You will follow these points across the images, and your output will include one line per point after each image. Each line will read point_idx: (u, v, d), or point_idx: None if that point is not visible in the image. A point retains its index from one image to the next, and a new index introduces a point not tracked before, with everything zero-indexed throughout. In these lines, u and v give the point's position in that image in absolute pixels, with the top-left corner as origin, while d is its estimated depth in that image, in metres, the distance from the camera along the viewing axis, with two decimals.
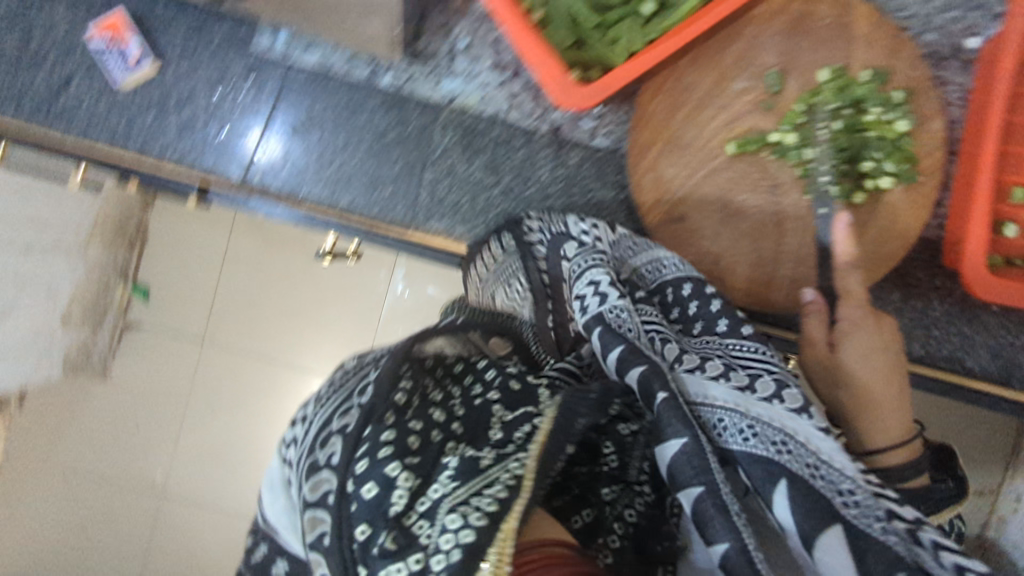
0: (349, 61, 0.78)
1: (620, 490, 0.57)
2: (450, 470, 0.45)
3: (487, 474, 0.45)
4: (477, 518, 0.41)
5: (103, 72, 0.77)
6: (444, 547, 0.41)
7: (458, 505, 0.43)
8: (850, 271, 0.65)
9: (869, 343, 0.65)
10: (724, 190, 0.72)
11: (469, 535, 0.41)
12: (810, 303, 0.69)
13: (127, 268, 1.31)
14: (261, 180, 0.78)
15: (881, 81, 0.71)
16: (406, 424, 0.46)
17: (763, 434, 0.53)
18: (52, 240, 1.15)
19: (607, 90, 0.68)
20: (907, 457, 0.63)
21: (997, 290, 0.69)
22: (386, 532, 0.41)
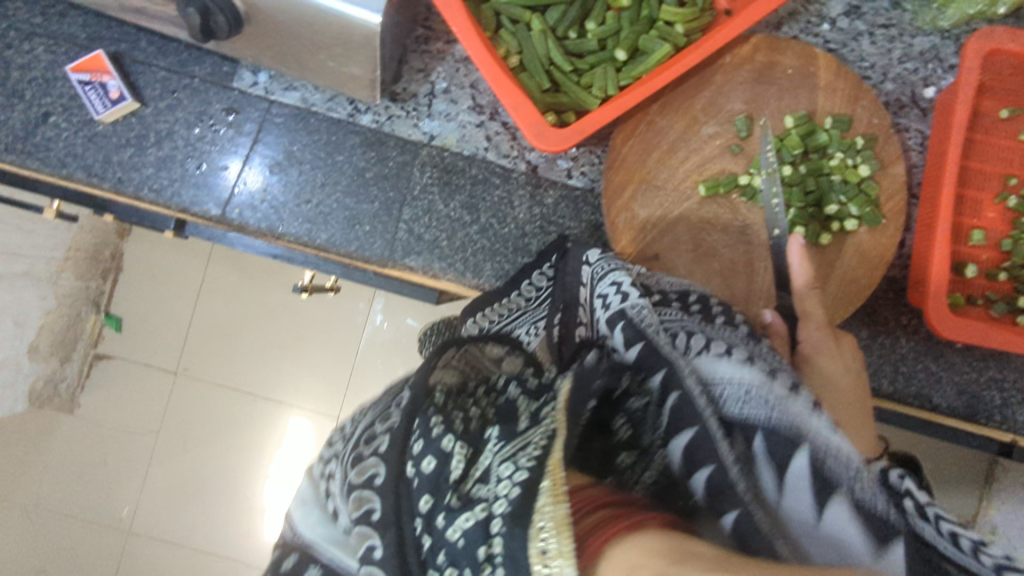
0: (330, 101, 0.80)
1: (636, 457, 0.49)
2: (495, 437, 0.44)
3: (525, 434, 0.42)
4: (527, 460, 0.39)
5: (82, 107, 0.77)
6: (502, 492, 0.38)
7: (510, 455, 0.40)
8: (809, 289, 0.68)
9: (829, 364, 0.68)
10: (695, 229, 0.74)
11: (522, 474, 0.38)
12: (770, 324, 0.70)
13: (107, 299, 1.41)
14: (239, 216, 0.78)
15: (843, 127, 0.74)
16: (450, 411, 0.46)
17: (788, 414, 0.51)
18: (26, 269, 1.26)
19: (581, 133, 0.70)
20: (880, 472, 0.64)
21: (959, 330, 0.71)
22: (446, 497, 0.40)
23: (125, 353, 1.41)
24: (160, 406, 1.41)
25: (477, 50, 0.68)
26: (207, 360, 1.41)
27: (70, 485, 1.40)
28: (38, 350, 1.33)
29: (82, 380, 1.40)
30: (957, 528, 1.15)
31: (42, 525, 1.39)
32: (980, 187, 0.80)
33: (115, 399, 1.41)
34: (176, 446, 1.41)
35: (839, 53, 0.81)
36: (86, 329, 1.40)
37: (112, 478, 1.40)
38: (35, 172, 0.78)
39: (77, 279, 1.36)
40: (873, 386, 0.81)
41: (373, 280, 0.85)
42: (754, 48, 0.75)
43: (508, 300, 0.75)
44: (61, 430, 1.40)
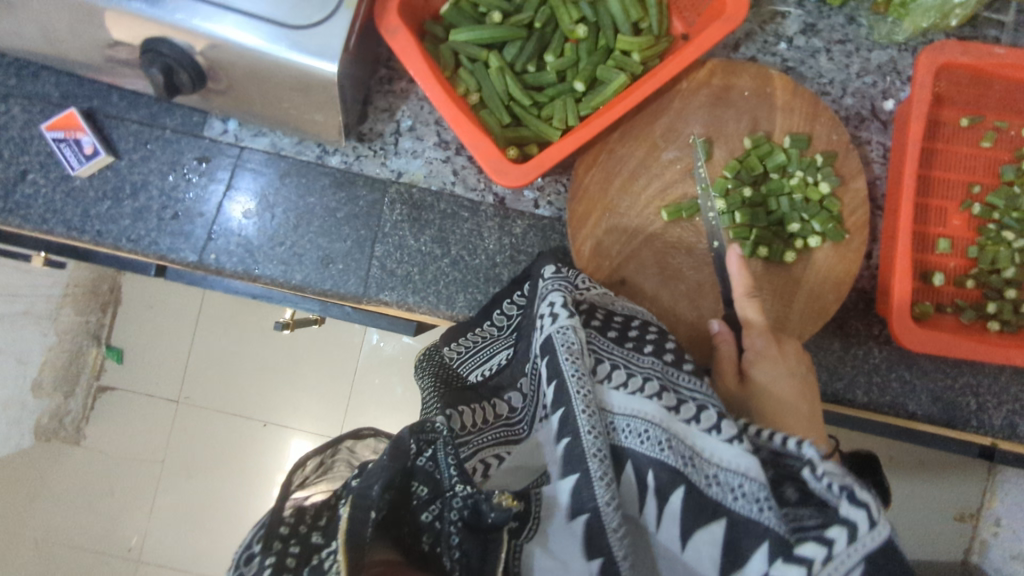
0: (299, 145, 0.82)
1: (439, 506, 0.52)
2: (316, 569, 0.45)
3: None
4: None
5: (59, 164, 0.80)
6: None
7: None
8: (746, 299, 0.69)
9: (771, 368, 0.68)
10: (659, 252, 0.76)
11: None
12: (718, 333, 0.72)
13: (108, 332, 1.43)
14: (216, 261, 0.80)
15: (802, 147, 0.75)
16: (287, 550, 0.46)
17: (675, 450, 0.57)
18: (26, 308, 1.35)
19: (541, 167, 0.71)
20: None
21: (925, 341, 0.71)
22: None
23: (125, 385, 1.43)
24: (164, 437, 1.43)
25: (433, 92, 0.69)
26: (205, 389, 1.43)
27: (77, 519, 1.43)
28: (42, 387, 1.40)
29: (86, 414, 1.43)
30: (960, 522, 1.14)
31: (53, 559, 1.42)
32: (944, 196, 0.81)
33: (118, 431, 1.43)
34: (179, 476, 1.43)
35: (797, 71, 0.82)
36: (88, 361, 1.42)
37: (118, 510, 1.42)
38: (17, 228, 0.80)
39: (78, 313, 1.41)
40: (849, 397, 0.81)
41: (353, 315, 0.87)
42: (709, 72, 0.77)
43: (480, 330, 0.78)
44: (68, 463, 1.43)
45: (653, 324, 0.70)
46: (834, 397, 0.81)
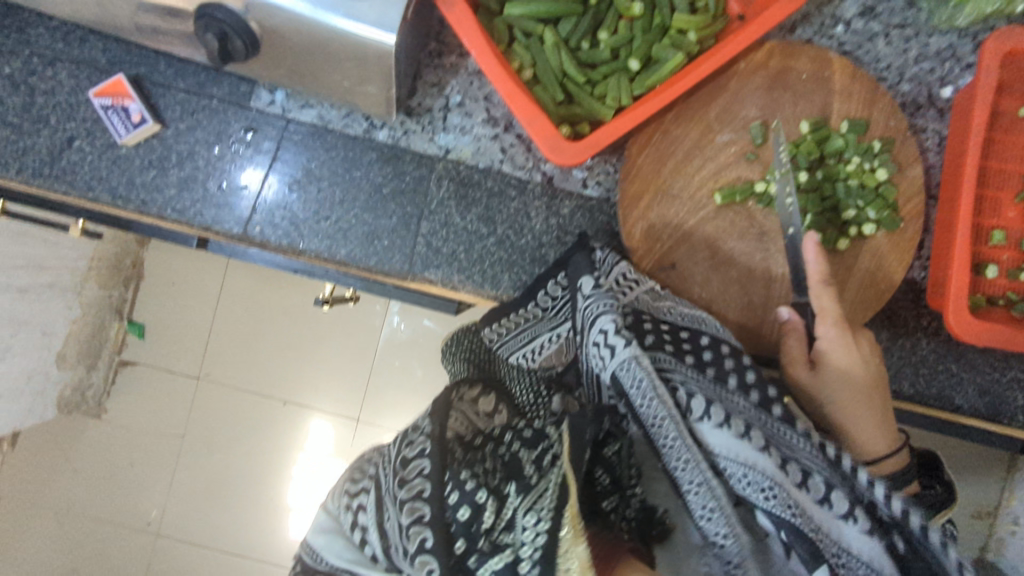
0: (346, 118, 0.81)
1: (618, 500, 0.56)
2: (513, 490, 0.51)
3: (539, 486, 0.50)
4: (546, 511, 0.47)
5: (105, 131, 0.79)
6: (528, 538, 0.47)
7: (534, 505, 0.49)
8: (821, 286, 0.68)
9: (845, 355, 0.68)
10: (709, 236, 0.75)
11: (545, 523, 0.47)
12: (786, 321, 0.72)
13: (130, 307, 1.45)
14: (261, 233, 0.80)
15: (859, 131, 0.74)
16: (472, 471, 0.53)
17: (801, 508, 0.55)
18: (52, 280, 1.25)
19: (595, 146, 0.71)
20: (896, 467, 0.68)
21: (978, 334, 0.70)
22: (479, 542, 0.49)
23: (147, 359, 1.44)
24: (184, 412, 1.44)
25: (491, 64, 0.68)
26: (226, 365, 1.44)
27: (96, 492, 1.43)
28: (66, 359, 1.35)
29: (109, 386, 1.44)
30: (976, 519, 1.15)
31: (69, 530, 1.42)
32: (1000, 187, 0.79)
33: (139, 405, 1.44)
34: (201, 451, 1.44)
35: (855, 55, 0.80)
36: (111, 336, 1.43)
37: (138, 483, 1.43)
38: (62, 195, 0.79)
39: (102, 288, 1.39)
40: (894, 389, 0.80)
41: (393, 292, 0.87)
42: (768, 53, 0.75)
43: (526, 311, 0.77)
44: (89, 435, 1.43)
45: (723, 342, 0.68)
46: None
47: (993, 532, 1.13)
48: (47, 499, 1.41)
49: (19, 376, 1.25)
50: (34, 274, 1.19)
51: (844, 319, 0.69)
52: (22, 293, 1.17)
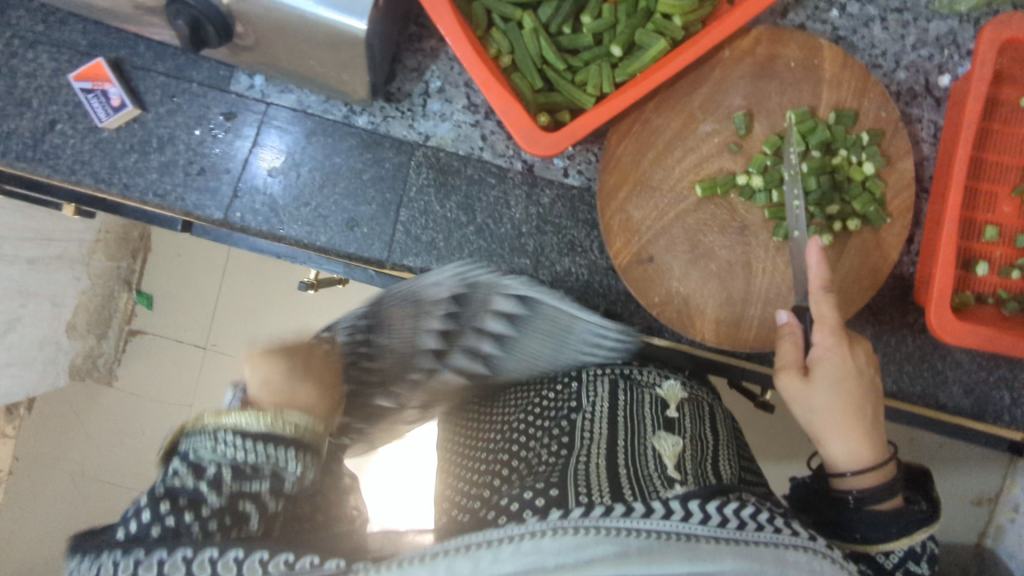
0: (325, 103, 0.81)
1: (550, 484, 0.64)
2: (186, 473, 0.54)
3: (212, 437, 0.53)
4: (206, 456, 0.53)
5: (87, 115, 0.79)
6: (229, 453, 0.53)
7: (225, 451, 0.53)
8: (823, 294, 0.64)
9: (840, 365, 0.64)
10: (690, 228, 0.73)
11: (234, 441, 0.53)
12: (785, 323, 0.69)
13: (138, 278, 1.47)
14: (241, 219, 0.80)
15: (848, 123, 0.72)
16: (165, 497, 0.53)
17: (688, 546, 0.49)
18: (60, 252, 1.27)
19: (573, 136, 0.70)
20: (877, 478, 0.64)
21: (960, 335, 0.69)
22: (197, 495, 0.53)
23: (156, 329, 1.46)
24: (192, 381, 1.46)
25: (468, 54, 0.67)
26: (231, 336, 1.46)
27: (108, 457, 1.47)
28: (76, 329, 1.39)
29: (119, 355, 1.47)
30: (977, 505, 1.16)
31: (85, 492, 1.46)
32: (996, 179, 0.76)
33: (148, 373, 1.47)
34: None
35: (849, 41, 0.77)
36: (121, 306, 1.45)
37: (147, 449, 1.46)
38: (45, 178, 0.80)
39: (110, 259, 1.41)
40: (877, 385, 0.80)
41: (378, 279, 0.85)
42: (755, 40, 0.73)
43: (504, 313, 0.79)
44: (101, 402, 1.47)
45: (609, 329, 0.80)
46: None
47: (992, 518, 1.15)
48: (63, 462, 1.47)
49: (31, 345, 1.29)
50: (42, 246, 1.21)
51: (844, 329, 0.65)
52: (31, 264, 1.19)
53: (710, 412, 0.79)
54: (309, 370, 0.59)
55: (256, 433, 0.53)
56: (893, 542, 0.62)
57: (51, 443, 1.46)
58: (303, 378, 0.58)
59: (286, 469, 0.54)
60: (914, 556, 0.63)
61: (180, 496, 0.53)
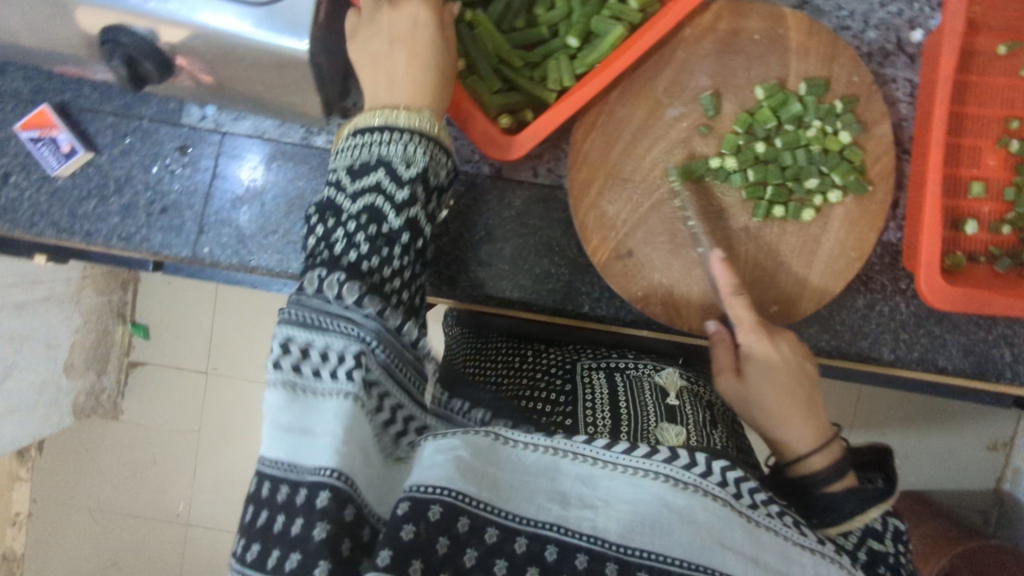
0: (282, 127, 0.79)
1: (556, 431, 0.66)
2: (350, 187, 0.61)
3: (377, 170, 0.61)
4: (358, 149, 0.62)
5: (38, 165, 0.77)
6: (400, 157, 0.61)
7: (390, 134, 0.61)
8: (735, 297, 0.67)
9: (768, 356, 0.68)
10: (668, 216, 0.71)
11: (411, 149, 0.61)
12: (714, 333, 0.71)
13: (132, 309, 1.38)
14: (210, 254, 0.78)
15: (819, 92, 0.69)
16: (333, 246, 0.58)
17: (702, 501, 0.53)
18: (47, 292, 1.20)
19: (536, 137, 0.67)
20: (828, 459, 0.66)
21: (954, 302, 0.67)
22: (366, 236, 0.59)
23: (156, 358, 1.38)
24: (198, 407, 1.39)
25: (458, 93, 0.68)
26: (232, 355, 1.37)
27: (123, 490, 1.43)
28: (76, 367, 1.30)
29: (121, 388, 1.40)
30: (993, 450, 1.17)
31: (106, 525, 1.44)
32: (979, 133, 0.74)
33: (153, 403, 1.40)
34: (217, 444, 1.39)
35: (813, 6, 0.75)
36: (117, 338, 1.37)
37: (162, 478, 1.42)
38: (6, 233, 0.78)
39: (99, 293, 1.33)
40: (873, 355, 0.78)
41: None
42: (716, 16, 0.70)
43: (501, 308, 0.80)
44: (109, 434, 1.42)
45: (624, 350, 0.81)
46: (857, 355, 0.78)
47: (1009, 461, 1.16)
48: (80, 498, 1.44)
49: (31, 390, 1.22)
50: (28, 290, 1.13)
51: (764, 325, 0.68)
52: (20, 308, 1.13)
53: (711, 405, 0.78)
54: (394, 84, 0.65)
55: (386, 127, 0.62)
56: (853, 522, 0.62)
57: (66, 480, 1.44)
58: (395, 90, 0.65)
59: (407, 175, 0.61)
60: (874, 533, 0.63)
61: (327, 209, 0.61)
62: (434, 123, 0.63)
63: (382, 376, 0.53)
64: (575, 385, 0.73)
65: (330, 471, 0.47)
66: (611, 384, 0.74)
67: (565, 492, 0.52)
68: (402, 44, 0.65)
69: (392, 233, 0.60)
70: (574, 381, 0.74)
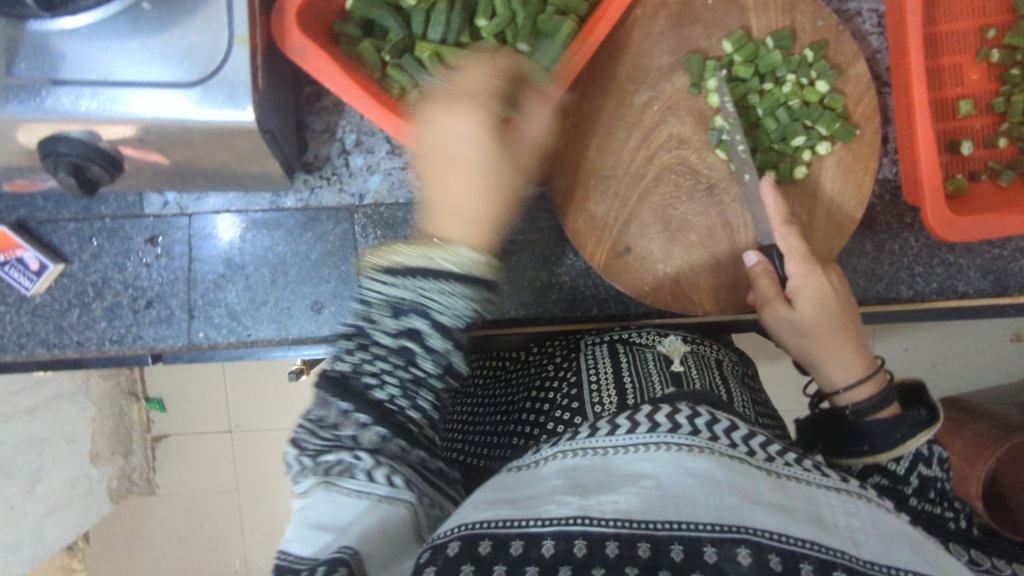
0: (248, 197, 0.76)
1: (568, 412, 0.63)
2: (388, 334, 0.51)
3: (413, 315, 0.51)
4: (392, 286, 0.51)
5: (11, 288, 0.75)
6: (445, 310, 0.51)
7: (433, 283, 0.51)
8: (784, 227, 0.64)
9: (819, 288, 0.63)
10: (657, 205, 0.69)
11: (455, 317, 0.52)
12: (756, 265, 0.66)
13: (143, 385, 1.25)
14: (207, 337, 0.76)
15: (787, 44, 0.66)
16: (376, 394, 0.51)
17: (719, 461, 0.45)
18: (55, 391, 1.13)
19: None
20: (873, 389, 0.62)
21: (968, 232, 0.64)
22: (417, 396, 0.52)
23: (177, 429, 1.26)
24: (230, 467, 1.26)
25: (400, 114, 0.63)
26: (252, 412, 1.24)
27: (173, 567, 1.31)
28: (101, 456, 1.23)
29: (151, 465, 1.27)
30: None
31: None
32: (956, 49, 0.71)
33: (184, 473, 1.27)
34: (278, 490, 1.27)
35: None
36: (135, 418, 1.25)
37: (210, 545, 1.29)
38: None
39: (108, 378, 1.23)
40: (893, 296, 0.76)
41: None
42: None
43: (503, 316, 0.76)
44: (145, 513, 1.29)
45: (623, 326, 0.76)
46: (877, 299, 0.76)
47: None
48: None
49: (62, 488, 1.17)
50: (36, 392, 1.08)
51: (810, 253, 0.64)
52: None
53: (717, 364, 0.71)
54: (448, 216, 0.55)
55: (427, 271, 0.51)
56: (906, 447, 0.58)
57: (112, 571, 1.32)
58: (448, 211, 0.56)
59: (449, 325, 0.52)
60: (923, 458, 0.60)
61: (359, 341, 0.52)
62: (486, 263, 0.53)
63: (409, 471, 0.52)
64: (579, 373, 0.67)
65: (344, 549, 0.44)
66: (614, 358, 0.68)
67: (583, 482, 0.45)
68: (466, 170, 0.57)
69: (431, 383, 0.53)
70: (576, 368, 0.68)
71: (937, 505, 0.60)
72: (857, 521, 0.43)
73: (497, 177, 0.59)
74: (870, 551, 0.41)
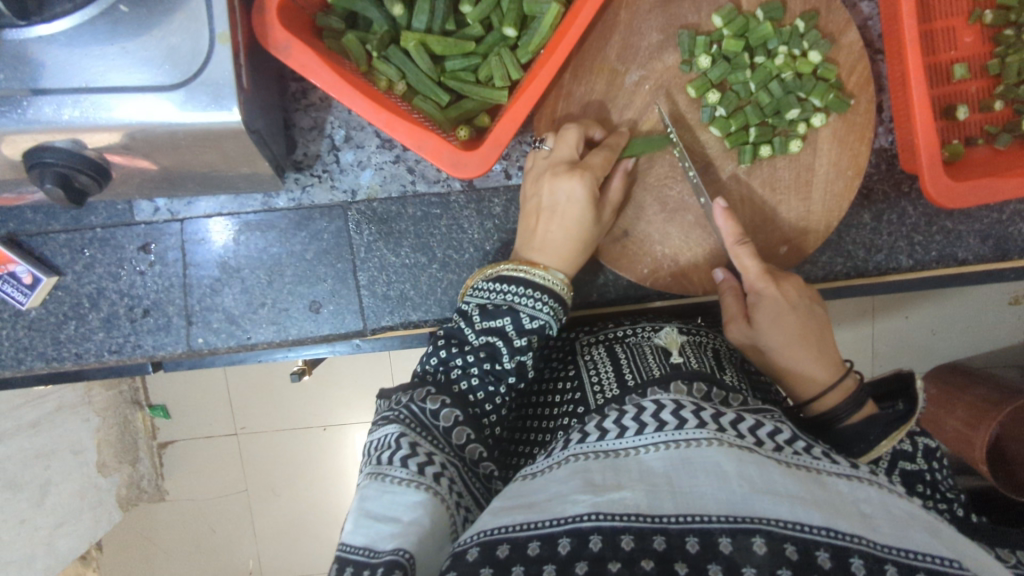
0: (239, 199, 0.75)
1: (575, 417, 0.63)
2: (478, 329, 0.60)
3: (504, 317, 0.59)
4: (490, 292, 0.61)
5: (6, 303, 0.74)
6: (531, 318, 0.60)
7: (525, 291, 0.61)
8: (739, 246, 0.64)
9: (778, 304, 0.64)
10: (653, 187, 0.68)
11: (538, 324, 0.60)
12: (723, 281, 0.68)
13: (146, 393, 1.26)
14: (206, 343, 0.76)
15: (778, 16, 0.65)
16: (459, 380, 0.58)
17: (727, 450, 0.44)
18: (58, 404, 1.12)
19: (500, 145, 0.62)
20: (843, 393, 0.62)
21: (966, 199, 0.64)
22: (490, 388, 0.59)
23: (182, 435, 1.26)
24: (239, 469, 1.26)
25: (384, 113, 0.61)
26: (256, 415, 1.24)
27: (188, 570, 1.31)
28: (108, 465, 1.22)
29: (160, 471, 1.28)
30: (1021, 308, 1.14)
31: None
32: (948, 12, 0.70)
33: (194, 478, 1.28)
34: (294, 484, 1.27)
35: None
36: (139, 427, 1.26)
37: (223, 548, 1.30)
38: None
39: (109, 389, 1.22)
40: (892, 266, 0.76)
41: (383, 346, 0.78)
42: None
43: None
44: (156, 519, 1.30)
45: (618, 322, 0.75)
46: (877, 270, 0.76)
47: None
48: None
49: (71, 500, 1.16)
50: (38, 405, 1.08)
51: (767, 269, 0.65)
52: (35, 427, 1.07)
53: (716, 351, 0.70)
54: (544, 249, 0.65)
55: (523, 281, 0.61)
56: (880, 449, 0.57)
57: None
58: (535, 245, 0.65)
59: (530, 327, 0.60)
60: (906, 454, 0.59)
61: (454, 337, 0.61)
62: (565, 286, 0.64)
63: (458, 474, 0.52)
64: (580, 376, 0.67)
65: (402, 551, 0.42)
66: (611, 356, 0.68)
67: (596, 482, 0.44)
68: (557, 218, 0.64)
69: (505, 377, 0.59)
70: (576, 371, 0.68)
71: (931, 499, 0.59)
72: (871, 506, 0.42)
73: (595, 230, 0.66)
74: (886, 535, 0.40)
